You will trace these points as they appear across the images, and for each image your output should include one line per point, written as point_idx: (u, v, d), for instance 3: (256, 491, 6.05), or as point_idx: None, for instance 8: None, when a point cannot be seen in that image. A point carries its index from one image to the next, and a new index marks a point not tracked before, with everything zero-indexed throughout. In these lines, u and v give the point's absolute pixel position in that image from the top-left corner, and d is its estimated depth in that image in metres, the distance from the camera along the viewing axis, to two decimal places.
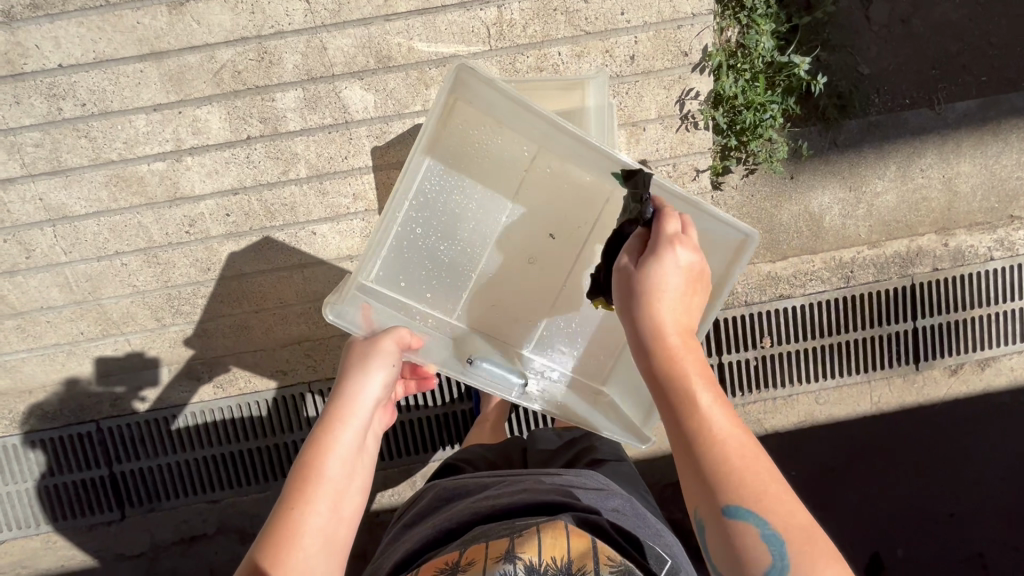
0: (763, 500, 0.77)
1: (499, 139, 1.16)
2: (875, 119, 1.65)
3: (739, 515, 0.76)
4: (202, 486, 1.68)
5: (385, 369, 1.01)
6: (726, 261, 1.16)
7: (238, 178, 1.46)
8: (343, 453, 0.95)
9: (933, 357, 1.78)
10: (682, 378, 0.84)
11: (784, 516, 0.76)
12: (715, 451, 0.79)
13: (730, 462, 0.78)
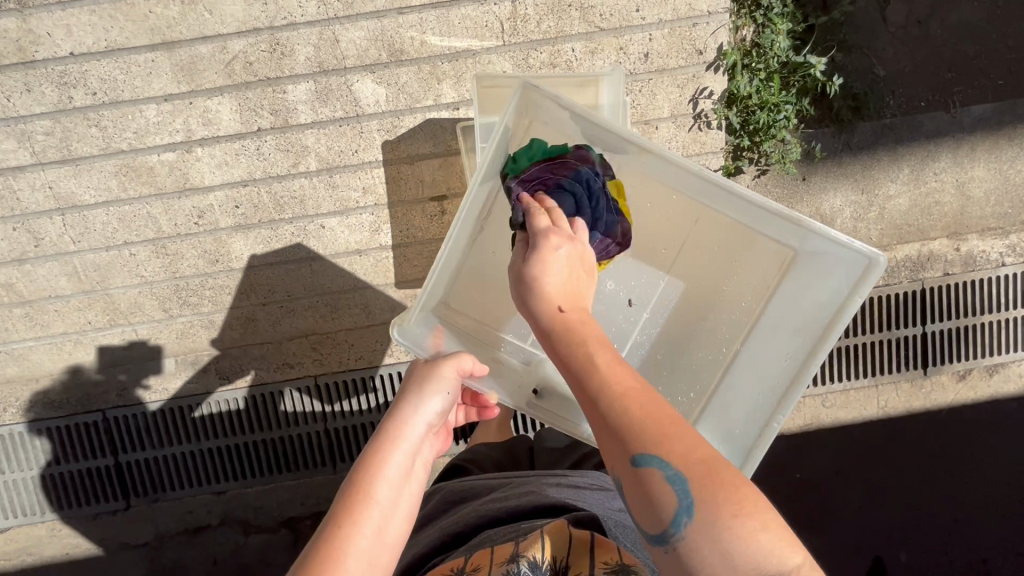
0: (671, 443, 0.68)
1: None
2: (889, 121, 1.64)
3: (647, 461, 0.67)
4: (207, 478, 1.69)
5: (444, 394, 0.92)
6: (846, 286, 1.00)
7: (248, 170, 1.45)
8: (397, 483, 0.83)
9: (941, 362, 1.77)
10: (574, 334, 0.79)
11: (693, 456, 0.67)
12: (615, 399, 0.72)
13: (630, 409, 0.71)
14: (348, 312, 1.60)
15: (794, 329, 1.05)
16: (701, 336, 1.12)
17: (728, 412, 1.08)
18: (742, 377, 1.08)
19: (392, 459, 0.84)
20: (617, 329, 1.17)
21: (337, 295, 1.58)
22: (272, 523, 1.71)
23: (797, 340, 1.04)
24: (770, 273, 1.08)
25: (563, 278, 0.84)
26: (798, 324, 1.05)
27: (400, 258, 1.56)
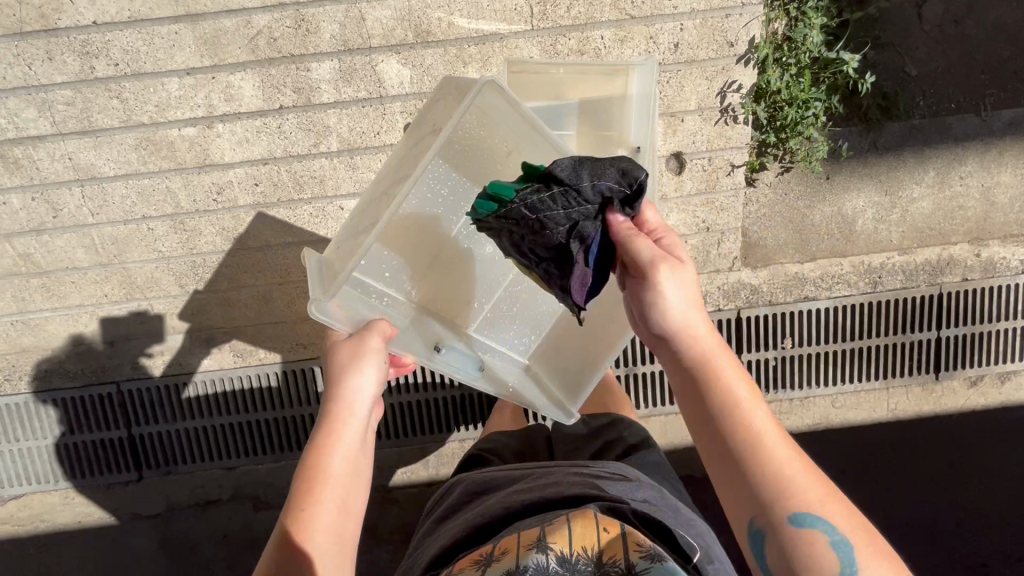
0: (825, 507, 0.79)
1: (485, 129, 1.10)
2: (917, 122, 1.61)
3: (799, 516, 0.78)
4: (218, 454, 1.70)
5: (373, 367, 1.04)
6: None
7: (269, 148, 1.44)
8: (345, 458, 0.99)
9: (953, 367, 1.77)
10: (728, 391, 0.87)
11: (836, 512, 0.78)
12: (759, 452, 0.82)
13: (776, 463, 0.81)
14: None
15: (614, 311, 1.22)
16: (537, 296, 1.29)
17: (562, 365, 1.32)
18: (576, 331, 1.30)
19: (339, 441, 1.00)
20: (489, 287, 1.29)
21: None
22: (282, 501, 1.73)
23: (611, 321, 1.24)
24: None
25: (693, 303, 0.90)
26: (610, 307, 1.23)
27: None
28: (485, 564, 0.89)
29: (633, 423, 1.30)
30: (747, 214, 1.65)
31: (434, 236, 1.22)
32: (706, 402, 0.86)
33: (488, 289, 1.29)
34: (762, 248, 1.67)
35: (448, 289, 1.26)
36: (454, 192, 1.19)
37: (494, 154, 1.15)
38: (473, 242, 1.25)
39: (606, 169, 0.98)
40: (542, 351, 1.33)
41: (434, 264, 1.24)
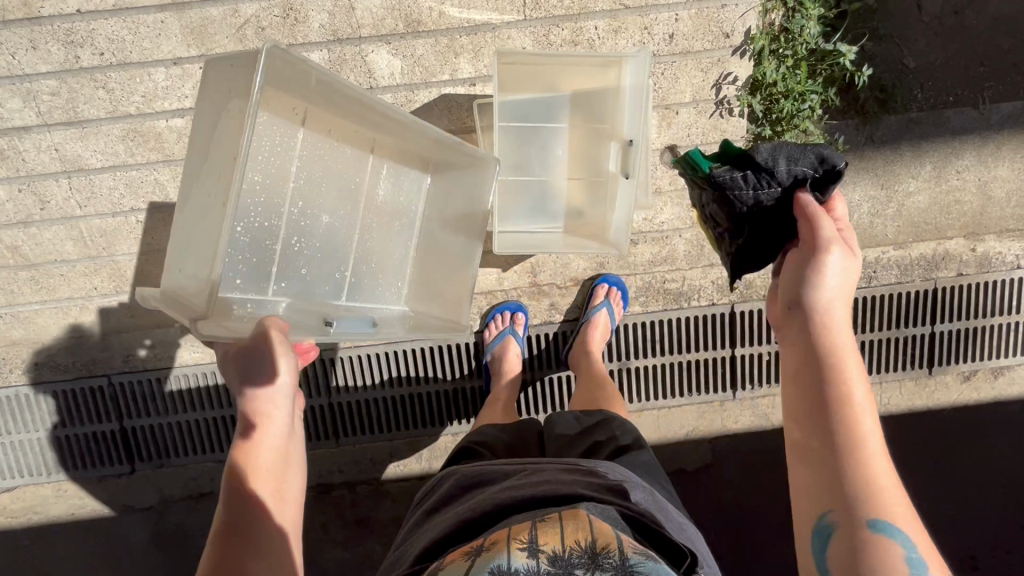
0: (911, 521, 0.75)
1: (271, 98, 1.12)
2: (915, 116, 1.59)
3: (885, 529, 0.75)
4: (211, 446, 1.70)
5: (281, 364, 1.04)
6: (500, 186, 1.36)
7: None
8: (269, 450, 1.08)
9: (947, 362, 1.77)
10: (849, 383, 0.82)
11: (921, 540, 0.75)
12: (870, 450, 0.78)
13: (882, 466, 0.78)
14: None
15: (463, 223, 1.37)
16: (399, 236, 1.38)
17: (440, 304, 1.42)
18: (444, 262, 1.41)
19: (263, 436, 1.09)
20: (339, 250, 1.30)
21: None
22: None
23: (469, 229, 1.35)
24: (444, 186, 1.39)
25: (845, 289, 0.90)
26: (467, 220, 1.36)
27: None
28: (475, 555, 0.87)
29: (626, 422, 1.28)
30: None
31: (267, 228, 1.18)
32: (829, 381, 0.82)
33: (363, 258, 1.34)
34: None
35: (305, 270, 1.26)
36: (273, 171, 1.17)
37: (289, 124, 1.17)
38: (309, 219, 1.24)
39: (805, 155, 1.03)
40: (418, 300, 1.43)
41: (283, 253, 1.21)
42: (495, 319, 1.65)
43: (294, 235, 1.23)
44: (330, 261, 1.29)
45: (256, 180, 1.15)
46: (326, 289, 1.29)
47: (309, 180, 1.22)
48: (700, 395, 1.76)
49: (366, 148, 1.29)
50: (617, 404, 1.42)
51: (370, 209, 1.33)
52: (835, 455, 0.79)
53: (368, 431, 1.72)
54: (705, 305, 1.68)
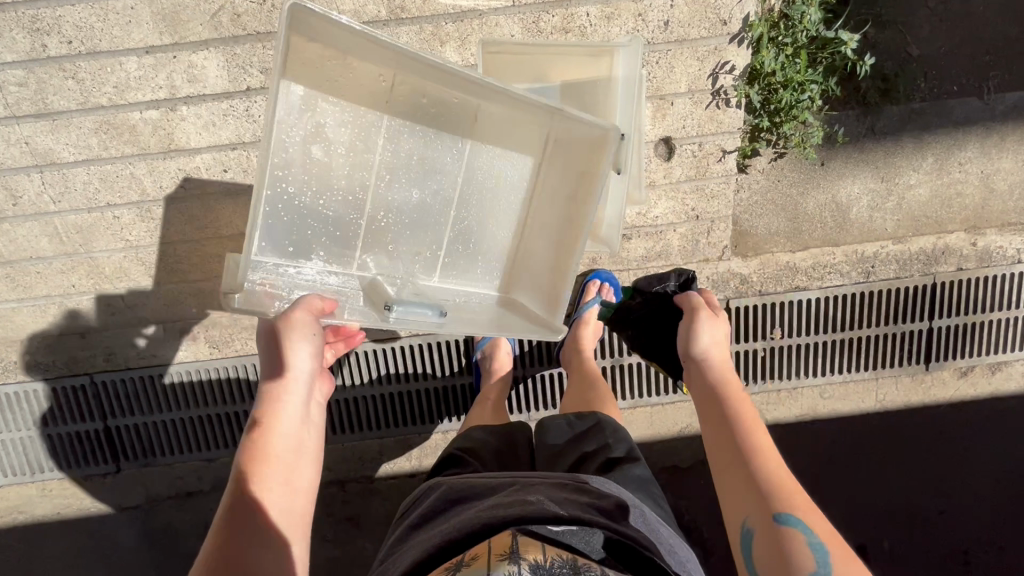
0: (807, 509, 0.96)
1: (342, 69, 1.09)
2: (917, 106, 1.54)
3: (786, 511, 0.96)
4: (197, 445, 1.68)
5: (304, 345, 1.03)
6: (594, 155, 1.12)
7: (236, 131, 1.37)
8: (286, 436, 1.03)
9: (944, 358, 1.75)
10: (738, 407, 1.13)
11: (815, 521, 0.95)
12: (764, 455, 1.04)
13: (775, 466, 1.03)
14: None
15: (569, 199, 1.19)
16: (497, 213, 1.26)
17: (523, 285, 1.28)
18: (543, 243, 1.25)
19: (280, 421, 1.03)
20: (433, 227, 1.24)
21: None
22: None
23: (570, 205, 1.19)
24: (549, 160, 1.23)
25: (720, 345, 1.26)
26: (570, 193, 1.19)
27: None
28: (455, 569, 0.86)
29: (617, 426, 1.26)
30: (738, 201, 1.59)
31: (354, 201, 1.20)
32: (726, 412, 1.13)
33: (460, 236, 1.26)
34: (753, 236, 1.61)
35: (393, 246, 1.24)
36: (356, 146, 1.17)
37: (368, 94, 1.13)
38: (394, 190, 1.21)
39: (664, 275, 1.53)
40: (512, 283, 1.30)
41: (368, 231, 1.21)
42: None
43: (381, 209, 1.22)
44: (418, 235, 1.24)
45: (336, 155, 1.16)
46: (416, 265, 1.25)
47: (394, 156, 1.19)
48: None
49: (463, 120, 1.19)
50: (610, 405, 1.39)
51: (470, 181, 1.24)
52: (738, 463, 1.05)
53: (357, 429, 1.69)
54: None
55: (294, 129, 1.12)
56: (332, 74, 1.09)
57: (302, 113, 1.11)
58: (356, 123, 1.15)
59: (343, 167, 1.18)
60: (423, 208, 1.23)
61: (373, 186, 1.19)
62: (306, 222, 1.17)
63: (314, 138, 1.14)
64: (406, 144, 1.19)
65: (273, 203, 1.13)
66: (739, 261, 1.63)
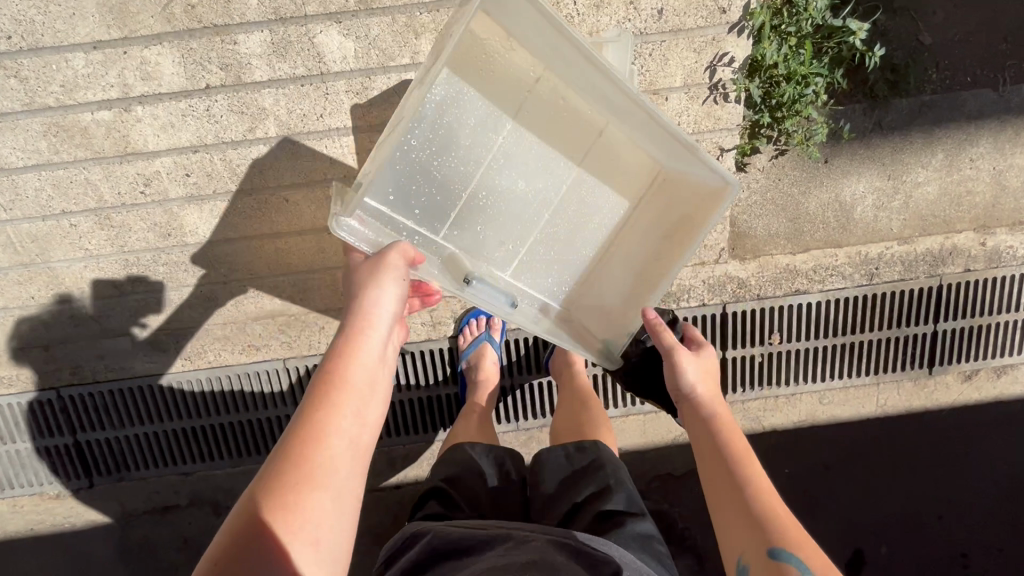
0: (805, 544, 0.91)
1: (508, 50, 1.09)
2: (928, 98, 1.45)
3: (781, 554, 0.90)
4: (173, 459, 1.62)
5: (395, 285, 0.99)
6: (706, 207, 1.16)
7: (198, 133, 1.27)
8: (369, 367, 0.93)
9: (948, 362, 1.69)
10: (732, 436, 1.09)
11: (817, 564, 0.88)
12: (758, 494, 0.99)
13: (770, 505, 0.97)
14: (317, 294, 1.49)
15: (671, 237, 1.22)
16: (586, 230, 1.24)
17: (601, 289, 1.27)
18: (618, 274, 1.27)
19: (364, 349, 0.94)
20: (527, 221, 1.22)
21: (307, 275, 1.46)
22: None
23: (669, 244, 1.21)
24: (649, 204, 1.24)
25: (705, 377, 1.17)
26: (671, 232, 1.22)
27: None
28: None
29: (609, 454, 1.19)
30: (736, 202, 1.50)
31: (463, 172, 1.17)
32: (718, 450, 1.07)
33: (546, 241, 1.24)
34: (751, 238, 1.53)
35: (482, 231, 1.20)
36: (484, 125, 1.15)
37: (514, 78, 1.12)
38: (504, 180, 1.19)
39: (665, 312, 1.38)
40: (575, 297, 1.28)
41: (465, 209, 1.18)
42: (469, 325, 1.54)
43: (484, 187, 1.18)
44: (512, 225, 1.21)
45: (462, 131, 1.14)
46: (499, 254, 1.22)
47: (519, 145, 1.18)
48: None
49: (581, 141, 1.19)
50: (604, 426, 1.32)
51: (567, 199, 1.22)
52: (731, 504, 1.00)
53: None
54: (695, 306, 1.58)
55: (444, 97, 1.10)
56: (491, 46, 1.08)
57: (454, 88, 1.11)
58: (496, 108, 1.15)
59: (467, 146, 1.15)
60: (518, 202, 1.20)
61: (486, 165, 1.18)
62: (417, 180, 1.13)
63: (456, 107, 1.12)
64: (530, 140, 1.18)
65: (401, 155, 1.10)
66: (736, 265, 1.55)
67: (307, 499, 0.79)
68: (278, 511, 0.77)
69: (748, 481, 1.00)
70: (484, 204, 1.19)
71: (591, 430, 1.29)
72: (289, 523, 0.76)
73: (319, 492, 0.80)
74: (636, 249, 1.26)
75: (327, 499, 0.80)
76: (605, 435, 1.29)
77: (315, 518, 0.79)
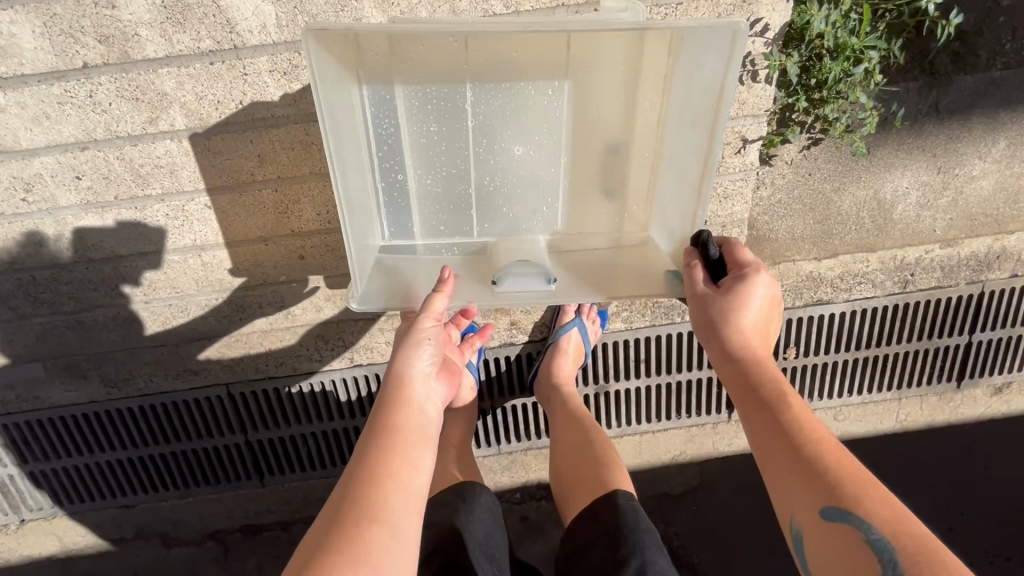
0: (866, 491, 0.67)
1: (413, 42, 0.85)
2: (999, 74, 1.18)
3: (838, 515, 0.67)
4: (113, 491, 1.46)
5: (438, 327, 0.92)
6: (722, 64, 0.80)
7: (82, 126, 0.99)
8: (420, 414, 0.85)
9: (978, 375, 1.52)
10: (769, 373, 0.82)
11: (886, 518, 0.65)
12: (802, 440, 0.73)
13: (819, 450, 0.72)
14: (260, 315, 1.25)
15: (699, 121, 0.87)
16: (614, 165, 0.99)
17: (666, 204, 0.98)
18: (670, 173, 0.96)
19: (413, 395, 0.86)
20: (546, 184, 1.01)
21: (244, 294, 1.21)
22: (196, 536, 1.50)
23: (698, 129, 0.87)
24: (677, 73, 0.88)
25: (757, 307, 0.85)
26: (698, 112, 0.86)
27: (322, 249, 1.17)
28: None
29: (640, 506, 0.99)
30: (758, 200, 1.25)
31: (460, 171, 0.98)
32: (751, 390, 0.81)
33: (586, 183, 1.01)
34: (772, 242, 1.30)
35: (508, 209, 1.02)
36: (447, 114, 0.93)
37: (445, 53, 0.87)
38: (497, 154, 0.97)
39: None
40: (643, 216, 1.03)
41: (479, 196, 1.00)
42: None
43: (486, 173, 0.99)
44: (536, 196, 1.01)
45: (429, 132, 0.94)
46: (534, 223, 1.03)
47: (501, 126, 0.95)
48: (689, 417, 1.52)
49: (557, 63, 0.90)
50: (617, 461, 1.10)
51: (579, 124, 0.95)
52: (771, 459, 0.75)
53: (297, 467, 1.47)
54: None
55: (384, 119, 0.92)
56: (395, 41, 0.85)
57: (385, 104, 0.91)
58: (445, 94, 0.91)
59: (444, 140, 0.95)
60: (526, 170, 0.99)
61: (478, 153, 0.97)
62: (421, 203, 1.00)
63: (411, 120, 0.93)
64: (501, 103, 0.93)
65: (387, 192, 0.98)
66: None
67: (370, 541, 0.67)
68: (334, 548, 0.66)
69: (789, 424, 0.75)
70: (496, 193, 1.00)
71: (606, 471, 1.06)
72: (347, 561, 0.65)
73: (380, 528, 0.69)
74: (669, 142, 0.94)
75: (387, 536, 0.69)
76: (622, 472, 1.06)
77: (376, 557, 0.67)
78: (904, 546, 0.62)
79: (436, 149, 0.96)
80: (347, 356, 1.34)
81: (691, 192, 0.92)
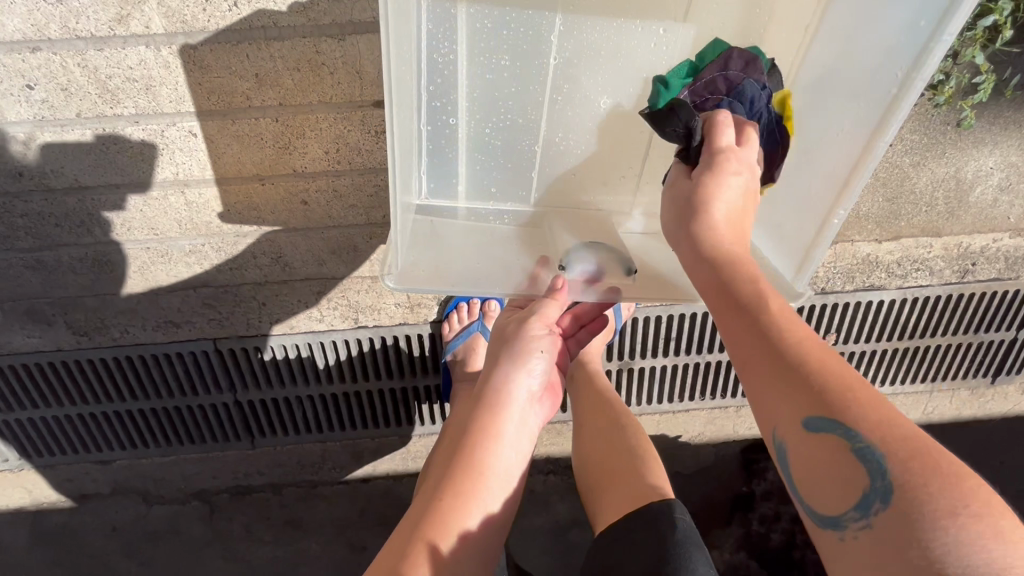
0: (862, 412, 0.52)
1: None
2: None
3: (822, 427, 0.52)
4: (86, 446, 1.33)
5: (542, 361, 0.81)
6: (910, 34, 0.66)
7: (31, 19, 0.79)
8: (507, 454, 0.77)
9: (1015, 372, 1.45)
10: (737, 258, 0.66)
11: (873, 419, 0.51)
12: (793, 343, 0.58)
13: (799, 346, 0.57)
14: (254, 267, 1.09)
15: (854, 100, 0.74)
16: None
17: (784, 192, 0.86)
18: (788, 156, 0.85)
19: (507, 426, 0.79)
20: (620, 147, 0.90)
21: (235, 240, 1.05)
22: (180, 494, 1.42)
23: (851, 107, 0.74)
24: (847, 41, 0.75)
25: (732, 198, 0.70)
26: (857, 88, 0.73)
27: (328, 194, 1.00)
28: None
29: (675, 513, 0.85)
30: None
31: (529, 120, 0.86)
32: (728, 302, 0.63)
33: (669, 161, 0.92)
34: None
35: (574, 171, 0.92)
36: (524, 46, 0.79)
37: None
38: (576, 105, 0.86)
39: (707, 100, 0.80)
40: None
41: (544, 152, 0.89)
42: (458, 310, 1.23)
43: (558, 128, 0.88)
44: (607, 159, 0.92)
45: (497, 68, 0.80)
46: (601, 193, 0.95)
47: (585, 73, 0.83)
48: (714, 399, 1.44)
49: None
50: (650, 452, 1.00)
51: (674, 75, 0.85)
52: (750, 374, 0.59)
53: (292, 431, 1.36)
54: None
55: (443, 42, 0.77)
56: None
57: (446, 22, 0.75)
58: (528, 19, 0.77)
59: (513, 78, 0.82)
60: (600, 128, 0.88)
61: (554, 100, 0.85)
62: (473, 154, 0.87)
63: (476, 50, 0.78)
64: (591, 38, 0.80)
65: (434, 140, 0.84)
66: None
67: None
68: None
69: (762, 330, 0.59)
70: (562, 150, 0.90)
71: (638, 471, 0.95)
72: None
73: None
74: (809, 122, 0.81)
75: None
76: (653, 468, 0.96)
77: None
78: (894, 450, 0.49)
79: (507, 91, 0.83)
80: (351, 316, 1.19)
81: (835, 184, 0.77)
